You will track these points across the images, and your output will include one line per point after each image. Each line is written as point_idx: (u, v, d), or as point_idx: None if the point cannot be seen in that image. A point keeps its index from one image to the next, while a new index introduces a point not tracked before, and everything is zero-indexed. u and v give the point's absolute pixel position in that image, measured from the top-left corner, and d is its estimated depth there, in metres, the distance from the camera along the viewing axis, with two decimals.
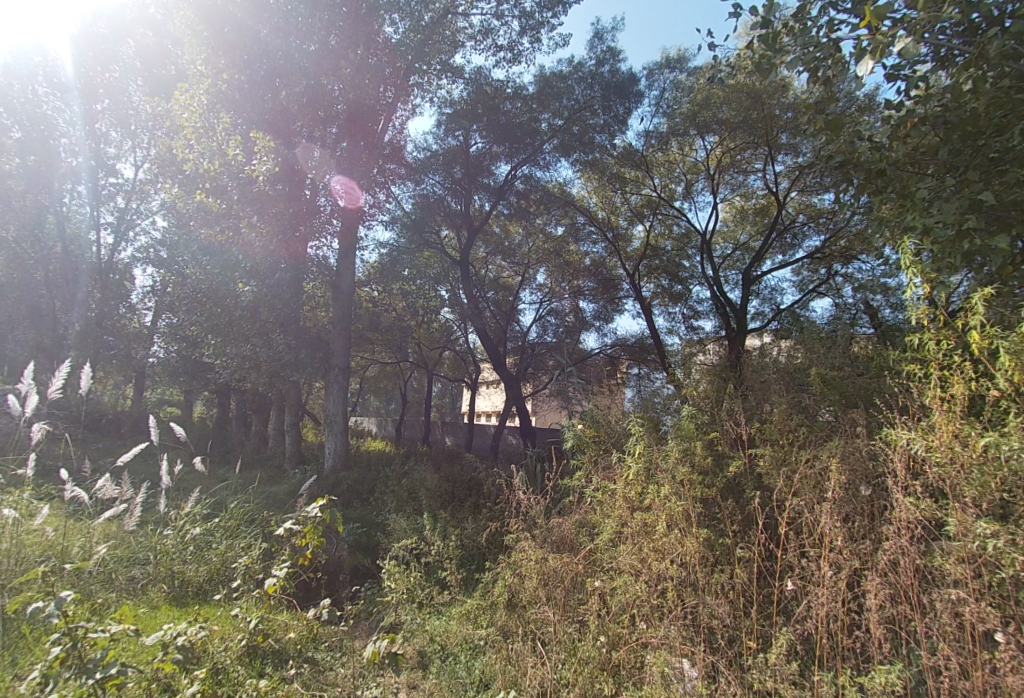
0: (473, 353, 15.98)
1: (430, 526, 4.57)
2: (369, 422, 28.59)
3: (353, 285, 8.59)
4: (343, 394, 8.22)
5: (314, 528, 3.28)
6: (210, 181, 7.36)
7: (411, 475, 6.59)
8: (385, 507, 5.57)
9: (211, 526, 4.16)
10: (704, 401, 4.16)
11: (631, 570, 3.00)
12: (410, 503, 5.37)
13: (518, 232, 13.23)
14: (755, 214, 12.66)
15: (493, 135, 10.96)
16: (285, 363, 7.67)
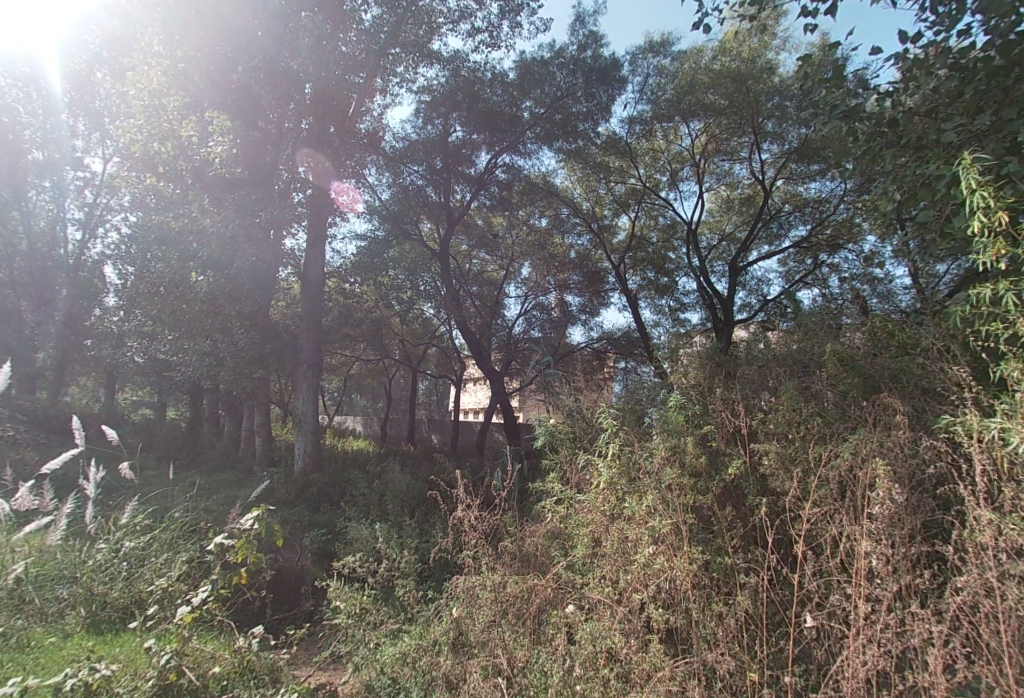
0: (458, 348, 15.69)
1: (388, 537, 4.25)
2: (356, 422, 28.18)
3: (323, 276, 8.29)
4: (314, 394, 8.01)
5: (247, 543, 3.11)
6: (164, 162, 6.97)
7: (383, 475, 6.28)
8: (352, 511, 5.27)
9: (149, 535, 3.95)
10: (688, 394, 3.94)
11: (607, 601, 2.69)
12: (376, 507, 5.06)
13: (501, 224, 12.90)
14: (741, 204, 12.46)
15: (472, 123, 10.52)
16: (249, 360, 7.28)
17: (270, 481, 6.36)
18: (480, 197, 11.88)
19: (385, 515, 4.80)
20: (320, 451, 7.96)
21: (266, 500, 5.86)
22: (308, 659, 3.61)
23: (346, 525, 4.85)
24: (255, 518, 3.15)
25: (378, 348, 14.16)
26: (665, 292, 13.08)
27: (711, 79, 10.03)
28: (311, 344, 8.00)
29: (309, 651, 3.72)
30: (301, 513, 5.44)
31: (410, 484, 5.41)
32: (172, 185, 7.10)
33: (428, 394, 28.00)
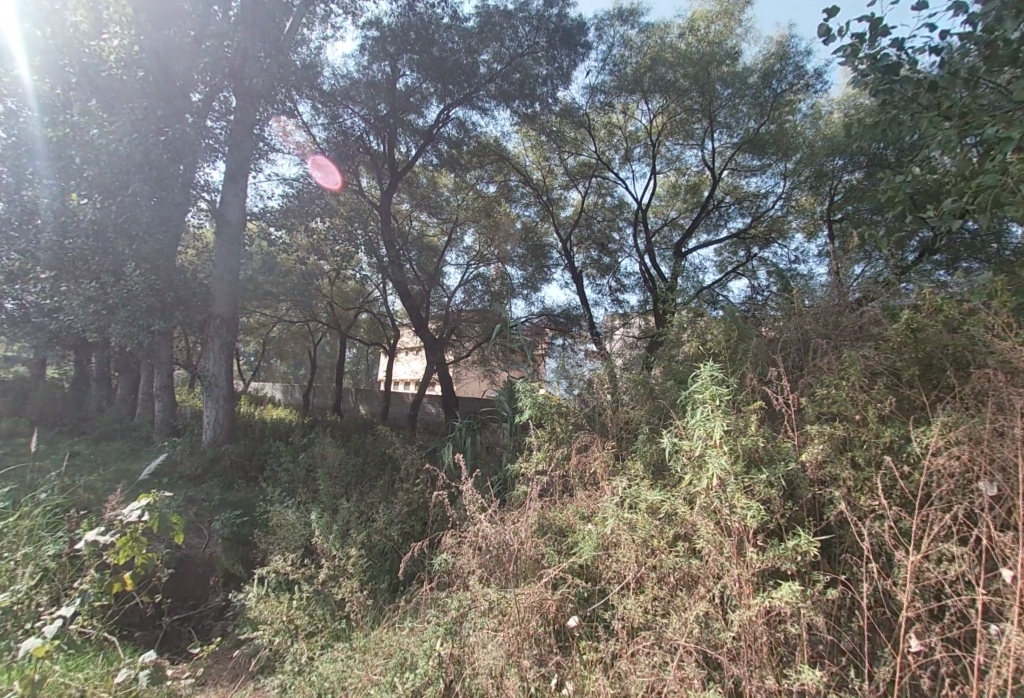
0: (393, 315, 14.93)
1: (325, 526, 3.75)
2: (275, 387, 26.43)
3: (242, 216, 7.42)
4: (228, 355, 7.17)
5: (128, 543, 2.58)
6: (43, 53, 5.82)
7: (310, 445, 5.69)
8: (276, 487, 4.69)
9: (1, 524, 3.23)
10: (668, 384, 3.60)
11: (644, 614, 2.46)
12: (303, 488, 4.47)
13: (447, 187, 12.14)
14: (687, 190, 12.52)
15: (423, 71, 9.68)
16: (146, 309, 6.24)
17: (173, 452, 5.53)
18: (426, 155, 11.15)
19: (323, 495, 4.26)
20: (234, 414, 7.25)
21: (167, 476, 5.07)
22: (230, 674, 3.13)
23: (268, 505, 4.26)
24: (144, 509, 2.61)
25: (304, 309, 13.09)
26: (607, 272, 13.02)
27: (674, 58, 9.85)
28: (225, 296, 7.13)
29: (222, 663, 3.25)
30: (209, 491, 4.73)
31: (344, 459, 4.86)
32: (52, 83, 5.86)
33: (356, 362, 26.79)
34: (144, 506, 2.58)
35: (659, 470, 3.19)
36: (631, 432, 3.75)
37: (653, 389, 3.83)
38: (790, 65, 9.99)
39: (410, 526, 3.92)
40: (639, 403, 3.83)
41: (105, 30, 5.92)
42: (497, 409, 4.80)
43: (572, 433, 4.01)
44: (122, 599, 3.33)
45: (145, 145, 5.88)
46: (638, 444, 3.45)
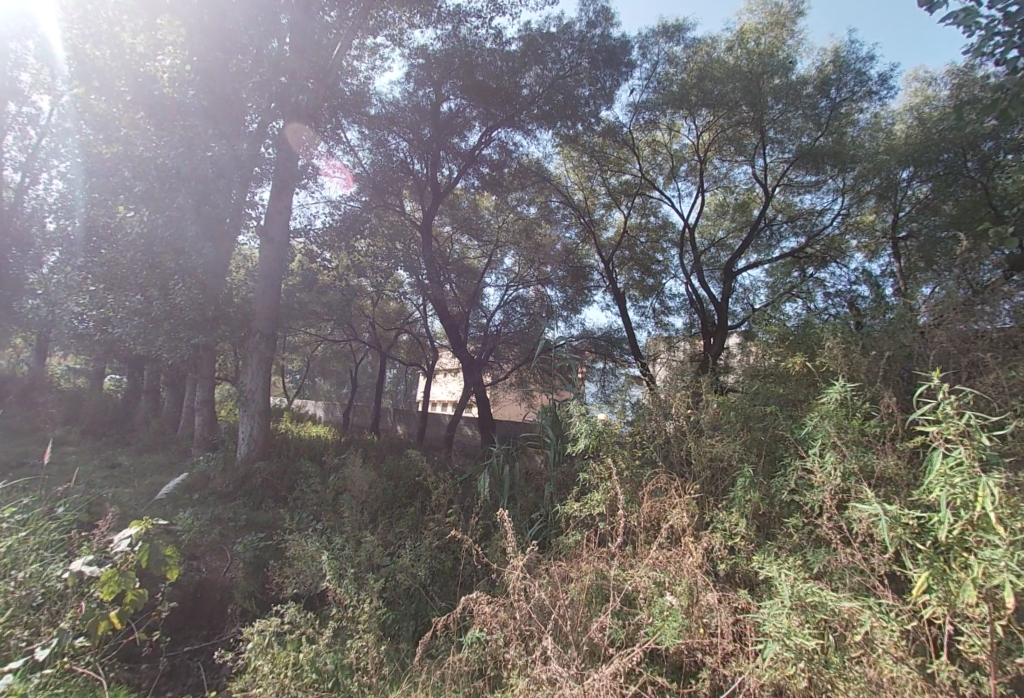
0: (433, 336, 14.96)
1: (345, 563, 3.53)
2: (317, 405, 26.93)
3: (286, 235, 7.52)
4: (265, 370, 7.21)
5: (113, 573, 2.55)
6: (100, 74, 6.12)
7: (341, 466, 5.55)
8: (303, 511, 4.54)
9: (15, 539, 3.16)
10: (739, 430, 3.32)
11: None
12: (329, 514, 4.29)
13: (489, 209, 12.11)
14: (735, 210, 12.08)
15: (467, 94, 9.74)
16: (188, 323, 6.34)
17: (206, 468, 5.50)
18: (468, 178, 11.20)
19: (348, 526, 4.03)
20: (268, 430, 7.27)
21: (198, 492, 5.00)
22: None
23: (291, 531, 4.09)
24: (135, 538, 2.62)
25: (345, 329, 13.24)
26: (651, 292, 12.73)
27: (721, 74, 9.57)
28: (266, 311, 7.19)
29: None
30: (237, 510, 4.62)
31: (375, 484, 4.66)
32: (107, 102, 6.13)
33: (397, 383, 27.02)
34: (134, 535, 2.61)
35: (762, 522, 2.91)
36: (711, 473, 3.30)
37: (744, 421, 3.38)
38: (847, 77, 9.53)
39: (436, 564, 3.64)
40: (719, 435, 3.36)
41: (160, 52, 6.16)
42: (535, 435, 4.52)
43: (623, 468, 3.63)
44: (120, 633, 3.05)
45: (192, 163, 6.07)
46: (732, 489, 3.06)
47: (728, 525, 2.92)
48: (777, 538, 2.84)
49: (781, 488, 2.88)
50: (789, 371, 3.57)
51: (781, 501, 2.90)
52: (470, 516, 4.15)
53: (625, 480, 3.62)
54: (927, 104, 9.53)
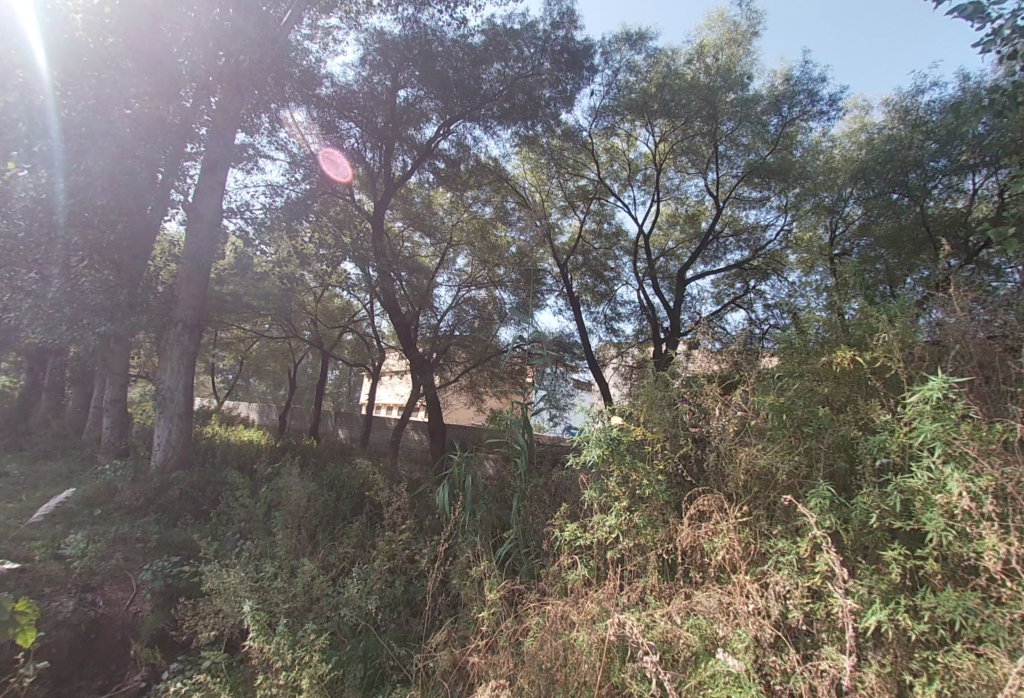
0: (378, 336, 14.35)
1: (274, 609, 3.05)
2: (249, 407, 25.37)
3: (218, 214, 6.84)
4: (188, 368, 6.49)
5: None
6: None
7: (273, 475, 5.03)
8: (227, 530, 4.01)
9: None
10: (779, 431, 2.86)
11: None
12: (258, 534, 3.79)
13: (443, 207, 11.67)
14: (684, 221, 12.31)
15: (425, 85, 9.30)
16: (94, 307, 5.69)
17: (113, 478, 4.82)
18: (423, 173, 10.80)
19: (283, 544, 3.58)
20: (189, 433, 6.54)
21: (100, 507, 4.35)
22: None
23: (210, 559, 3.56)
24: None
25: (284, 326, 12.43)
26: (603, 298, 12.78)
27: (679, 87, 9.69)
28: (190, 300, 6.49)
29: None
30: (147, 529, 4.03)
31: (313, 497, 4.18)
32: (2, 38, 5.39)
33: (338, 384, 25.93)
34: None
35: (843, 552, 2.47)
36: (750, 488, 2.81)
37: (792, 427, 2.87)
38: (797, 97, 9.80)
39: (386, 590, 3.34)
40: (767, 446, 2.82)
41: None
42: (492, 448, 4.21)
43: (639, 486, 3.13)
44: None
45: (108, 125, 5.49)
46: (801, 509, 2.57)
47: (799, 556, 2.43)
48: (864, 573, 2.40)
49: (870, 513, 2.43)
50: (835, 369, 3.05)
51: (865, 528, 2.46)
52: (421, 536, 3.77)
53: (632, 499, 3.15)
54: (864, 131, 10.07)
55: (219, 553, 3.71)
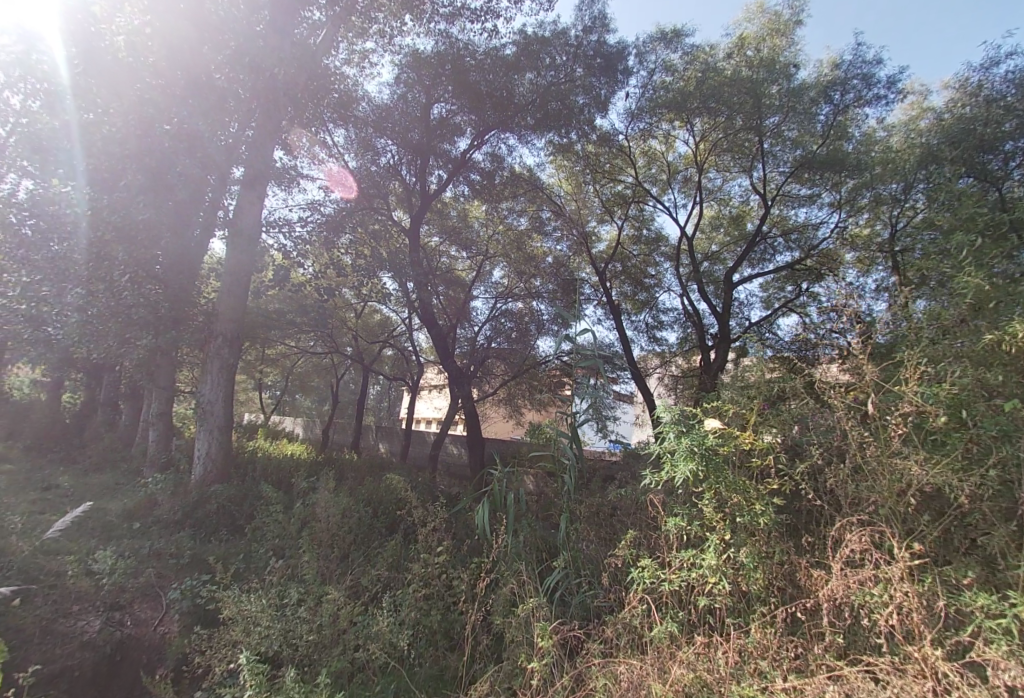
0: (417, 350, 14.42)
1: (293, 634, 2.86)
2: (295, 422, 26.02)
3: (258, 228, 6.99)
4: (226, 381, 6.59)
5: None
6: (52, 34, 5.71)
7: (308, 490, 5.00)
8: (258, 548, 3.96)
9: None
10: (950, 449, 2.54)
11: None
12: (288, 553, 3.71)
13: (479, 219, 11.61)
14: (728, 223, 11.87)
15: (458, 98, 9.26)
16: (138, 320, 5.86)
17: (153, 491, 4.90)
18: (459, 186, 10.77)
19: (316, 566, 3.47)
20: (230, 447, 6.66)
21: (139, 521, 4.41)
22: None
23: (239, 578, 3.48)
24: None
25: (325, 342, 12.67)
26: (644, 306, 12.39)
27: (717, 85, 9.36)
28: (230, 312, 6.63)
29: None
30: (181, 544, 4.04)
31: (345, 517, 4.07)
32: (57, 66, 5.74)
33: (380, 399, 26.27)
34: None
35: None
36: (909, 515, 2.52)
37: (968, 429, 2.57)
38: (851, 83, 9.35)
39: (425, 620, 3.18)
40: (935, 461, 2.50)
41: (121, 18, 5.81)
42: (529, 466, 3.97)
43: (748, 514, 2.67)
44: None
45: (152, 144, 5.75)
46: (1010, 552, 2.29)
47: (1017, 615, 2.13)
48: None
49: None
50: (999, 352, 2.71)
51: None
52: (458, 561, 3.59)
53: (734, 530, 2.72)
54: (922, 119, 9.45)
55: (251, 573, 3.63)
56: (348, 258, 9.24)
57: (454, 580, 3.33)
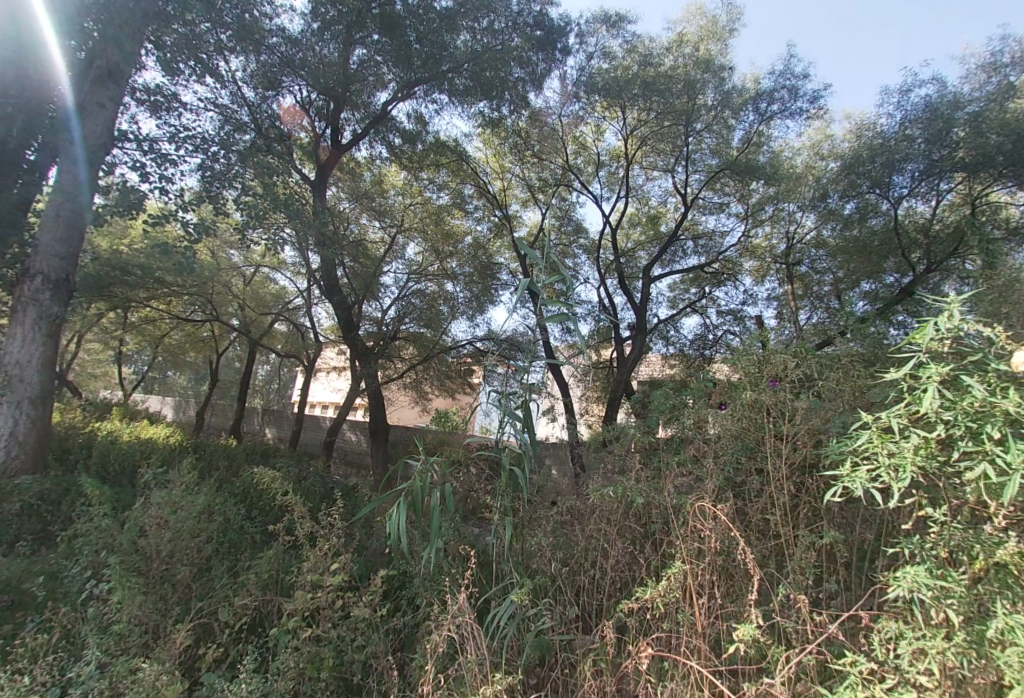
0: (315, 326, 13.10)
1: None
2: (163, 402, 23.02)
3: (104, 139, 5.67)
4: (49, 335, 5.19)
5: None
6: None
7: (156, 485, 3.96)
8: (70, 570, 2.95)
9: None
10: None
11: None
12: (112, 581, 2.77)
13: (395, 187, 10.61)
14: (646, 221, 11.94)
15: (384, 50, 8.13)
16: None
17: None
18: (374, 145, 9.86)
19: (145, 614, 2.58)
20: (50, 427, 5.28)
21: None
22: None
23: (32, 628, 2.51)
24: None
25: (204, 309, 11.05)
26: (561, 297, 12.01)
27: (654, 78, 9.22)
28: (56, 244, 5.29)
29: None
30: None
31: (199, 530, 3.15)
32: None
33: (269, 380, 24.14)
34: None
35: None
36: None
37: None
38: (776, 94, 9.52)
39: (309, 671, 2.50)
40: None
41: None
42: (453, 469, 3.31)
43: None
44: None
45: None
46: None
47: None
48: None
49: None
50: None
51: None
52: (353, 592, 2.88)
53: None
54: (822, 147, 10.18)
55: (53, 613, 2.65)
56: (238, 213, 7.63)
57: (354, 627, 2.63)
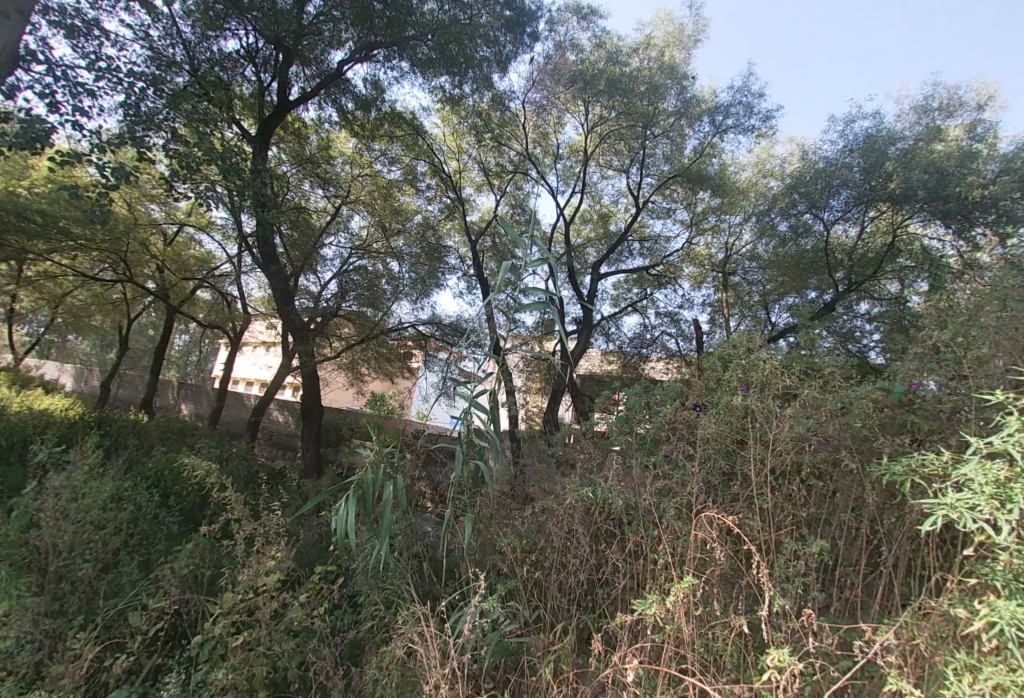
0: (244, 296, 12.21)
1: None
2: (61, 368, 20.78)
3: None
4: None
5: None
6: None
7: (53, 466, 3.47)
8: None
9: None
10: None
11: None
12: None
13: (343, 156, 10.00)
14: (598, 219, 12.03)
15: (343, 6, 7.52)
16: None
17: None
18: (323, 108, 9.20)
19: (34, 626, 2.22)
20: None
21: None
22: None
23: None
24: None
25: (116, 268, 9.97)
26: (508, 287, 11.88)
27: (619, 76, 9.22)
28: None
29: None
30: None
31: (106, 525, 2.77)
32: None
33: (187, 350, 22.39)
34: None
35: None
36: None
37: None
38: (732, 108, 9.80)
39: (241, 683, 2.30)
40: None
41: None
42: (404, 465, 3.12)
43: None
44: None
45: None
46: None
47: None
48: None
49: None
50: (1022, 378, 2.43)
51: None
52: (289, 596, 2.65)
53: None
54: (767, 163, 10.64)
55: None
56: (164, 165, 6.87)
57: (290, 637, 2.43)
